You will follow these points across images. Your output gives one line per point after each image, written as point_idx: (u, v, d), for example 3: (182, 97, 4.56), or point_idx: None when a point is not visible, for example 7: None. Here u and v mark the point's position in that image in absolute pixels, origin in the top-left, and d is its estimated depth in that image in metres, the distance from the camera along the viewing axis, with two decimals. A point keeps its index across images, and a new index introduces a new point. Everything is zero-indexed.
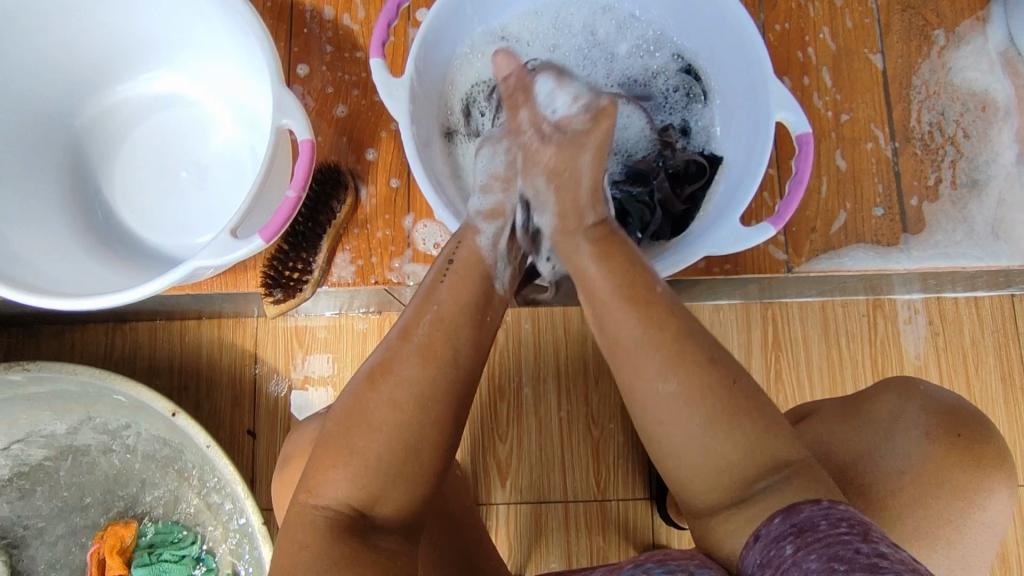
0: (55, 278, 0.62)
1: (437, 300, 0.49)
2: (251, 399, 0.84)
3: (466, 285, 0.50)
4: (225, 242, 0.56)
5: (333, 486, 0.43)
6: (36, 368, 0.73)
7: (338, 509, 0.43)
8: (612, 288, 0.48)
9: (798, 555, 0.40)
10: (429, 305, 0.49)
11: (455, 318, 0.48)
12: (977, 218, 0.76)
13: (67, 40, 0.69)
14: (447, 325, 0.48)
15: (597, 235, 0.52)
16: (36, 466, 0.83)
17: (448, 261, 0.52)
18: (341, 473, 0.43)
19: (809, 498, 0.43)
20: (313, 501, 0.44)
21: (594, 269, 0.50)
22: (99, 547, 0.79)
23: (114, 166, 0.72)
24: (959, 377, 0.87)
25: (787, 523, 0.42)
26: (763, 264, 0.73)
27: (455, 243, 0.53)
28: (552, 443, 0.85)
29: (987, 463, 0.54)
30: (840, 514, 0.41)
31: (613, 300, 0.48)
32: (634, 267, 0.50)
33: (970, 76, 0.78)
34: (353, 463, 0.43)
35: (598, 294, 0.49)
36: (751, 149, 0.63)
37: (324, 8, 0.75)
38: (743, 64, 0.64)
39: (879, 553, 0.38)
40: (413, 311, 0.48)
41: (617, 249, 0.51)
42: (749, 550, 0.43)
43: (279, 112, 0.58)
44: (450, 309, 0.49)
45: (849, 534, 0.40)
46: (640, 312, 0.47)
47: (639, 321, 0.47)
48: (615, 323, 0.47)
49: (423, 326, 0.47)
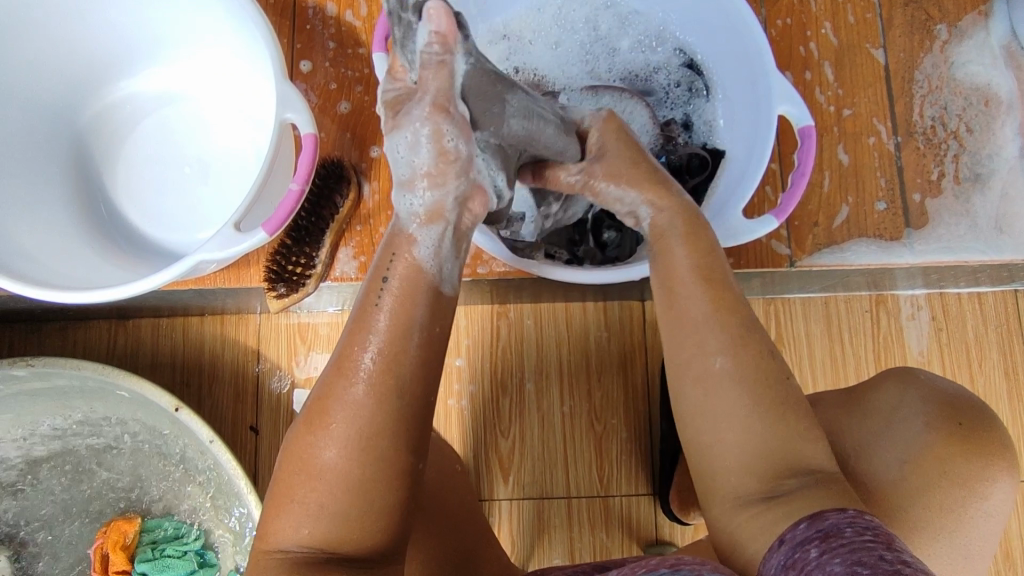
0: (59, 272, 0.62)
1: (374, 328, 0.42)
2: (253, 396, 0.84)
3: (404, 305, 0.43)
4: (227, 236, 0.56)
5: (283, 532, 0.42)
6: (40, 364, 0.73)
7: (293, 551, 0.42)
8: (695, 273, 0.48)
9: (824, 558, 0.39)
10: (365, 336, 0.42)
11: (392, 346, 0.42)
12: (980, 212, 0.76)
13: (72, 36, 0.69)
14: (387, 356, 0.42)
15: (684, 220, 0.50)
16: (39, 463, 0.83)
17: (382, 279, 0.43)
18: (289, 518, 0.42)
19: (834, 507, 0.43)
20: (266, 546, 0.43)
21: (681, 253, 0.49)
22: (104, 541, 0.79)
23: (117, 163, 0.73)
24: (962, 372, 0.87)
25: (813, 529, 0.42)
26: (765, 257, 0.73)
27: (389, 255, 0.44)
28: (555, 438, 0.85)
29: (990, 455, 0.54)
30: (865, 524, 0.41)
31: (692, 283, 0.48)
32: (715, 257, 0.49)
33: (972, 71, 0.78)
34: (295, 513, 0.41)
35: (677, 275, 0.48)
36: (752, 143, 0.63)
37: (327, 5, 0.75)
38: (745, 57, 0.64)
39: (903, 560, 0.38)
40: (347, 340, 0.43)
41: (703, 235, 0.49)
42: (773, 552, 0.43)
43: (281, 106, 0.58)
44: (388, 339, 0.42)
45: (873, 542, 0.39)
46: (717, 295, 0.47)
47: (709, 304, 0.47)
48: (687, 301, 0.47)
49: (361, 360, 0.42)
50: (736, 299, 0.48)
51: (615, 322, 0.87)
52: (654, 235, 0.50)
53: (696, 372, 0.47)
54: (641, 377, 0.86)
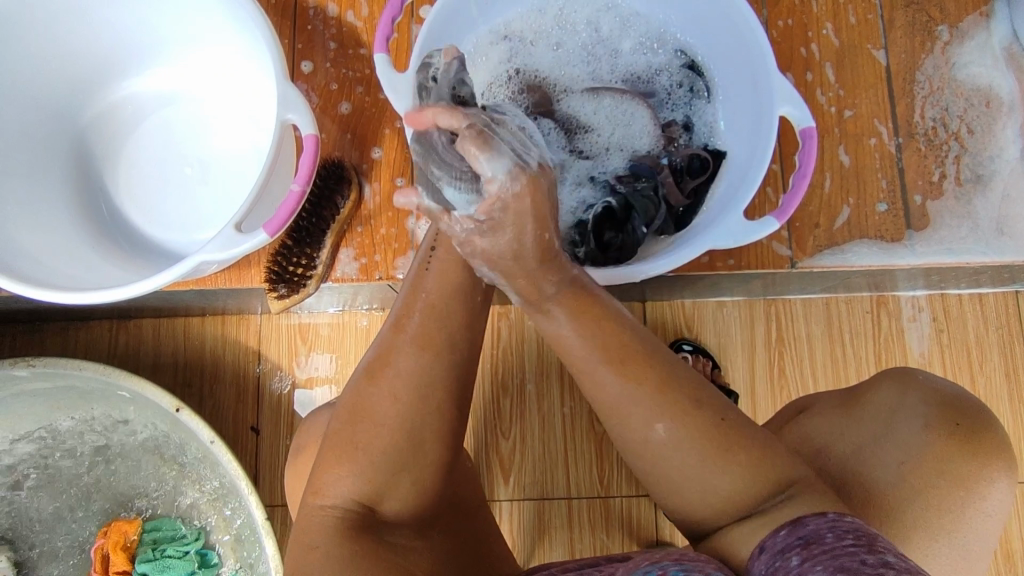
0: (60, 272, 0.62)
1: (427, 288, 0.46)
2: (254, 396, 0.84)
3: (456, 266, 0.47)
4: (229, 237, 0.56)
5: (338, 484, 0.44)
6: (42, 364, 0.73)
7: (348, 505, 0.44)
8: (592, 347, 0.44)
9: (805, 566, 0.39)
10: (419, 294, 0.46)
11: (448, 302, 0.46)
12: (982, 214, 0.76)
13: (74, 37, 0.69)
14: (437, 313, 0.45)
15: (570, 296, 0.45)
16: (40, 463, 0.83)
17: (431, 250, 0.48)
18: (346, 470, 0.44)
19: (815, 512, 0.43)
20: (318, 504, 0.44)
21: (568, 330, 0.45)
22: (104, 542, 0.79)
23: (117, 164, 0.73)
24: (963, 373, 0.87)
25: (793, 536, 0.41)
26: (767, 259, 0.73)
27: (432, 237, 0.49)
28: (556, 439, 0.85)
29: (992, 457, 0.54)
30: (847, 527, 0.41)
31: (591, 357, 0.44)
32: (615, 323, 0.45)
33: (973, 72, 0.78)
34: (354, 462, 0.44)
35: (572, 354, 0.45)
36: (753, 145, 0.63)
37: (328, 6, 0.75)
38: (746, 59, 0.64)
39: (884, 563, 0.38)
40: (403, 304, 0.46)
41: (593, 303, 0.45)
42: (754, 559, 0.42)
43: (283, 107, 0.58)
44: (439, 297, 0.46)
45: (855, 546, 0.39)
46: (618, 365, 0.44)
47: (619, 376, 0.44)
48: (594, 376, 0.44)
49: (420, 310, 0.45)
50: (656, 359, 0.45)
51: None
52: (529, 306, 0.45)
53: (637, 450, 0.45)
54: None
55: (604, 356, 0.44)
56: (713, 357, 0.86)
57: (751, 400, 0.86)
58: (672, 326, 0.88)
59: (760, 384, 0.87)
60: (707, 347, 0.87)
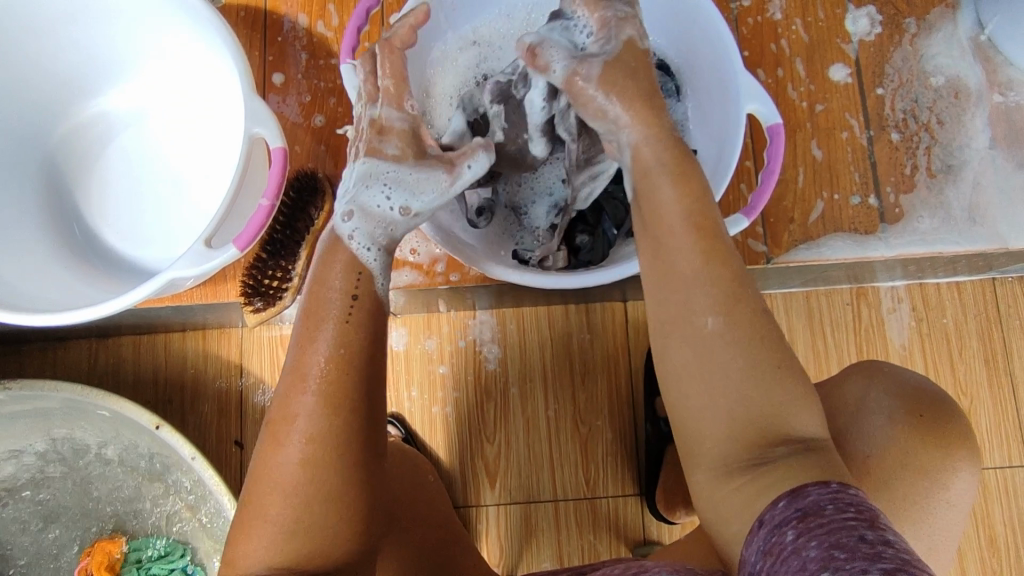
0: (31, 294, 0.62)
1: (325, 341, 0.43)
2: (237, 410, 0.84)
3: (357, 326, 0.44)
4: (199, 253, 0.56)
5: (250, 556, 0.42)
6: (17, 387, 0.72)
7: (262, 575, 0.42)
8: (683, 217, 0.44)
9: (798, 541, 0.38)
10: (315, 348, 0.43)
11: (341, 362, 0.43)
12: (955, 204, 0.76)
13: (41, 58, 0.69)
14: (337, 370, 0.43)
15: (673, 160, 0.46)
16: (20, 487, 0.83)
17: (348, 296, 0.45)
18: (258, 538, 0.42)
19: (817, 482, 0.41)
20: (235, 572, 0.43)
21: (667, 200, 0.45)
22: (88, 563, 0.78)
23: (89, 182, 0.72)
24: (944, 363, 0.87)
25: (792, 508, 0.40)
26: (743, 256, 0.74)
27: (356, 274, 0.46)
28: (541, 442, 0.85)
29: (967, 446, 0.55)
30: (848, 499, 0.39)
31: (682, 232, 0.44)
32: (703, 199, 0.45)
33: (941, 63, 0.78)
34: (265, 530, 0.42)
35: (664, 223, 0.45)
36: (722, 143, 0.63)
37: (298, 16, 0.75)
38: (711, 57, 0.64)
39: (885, 541, 0.36)
40: (297, 366, 0.43)
41: (705, 214, 0.45)
42: (752, 536, 0.41)
43: (251, 120, 0.58)
44: (341, 352, 0.43)
45: (855, 519, 0.38)
46: (705, 243, 0.44)
47: (700, 255, 0.44)
48: (677, 252, 0.44)
49: (314, 370, 0.43)
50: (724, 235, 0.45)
51: (597, 324, 0.87)
52: (637, 170, 0.47)
53: (681, 333, 0.44)
54: (625, 379, 0.86)
55: (683, 208, 0.45)
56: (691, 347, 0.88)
57: None
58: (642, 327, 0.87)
59: None
60: None
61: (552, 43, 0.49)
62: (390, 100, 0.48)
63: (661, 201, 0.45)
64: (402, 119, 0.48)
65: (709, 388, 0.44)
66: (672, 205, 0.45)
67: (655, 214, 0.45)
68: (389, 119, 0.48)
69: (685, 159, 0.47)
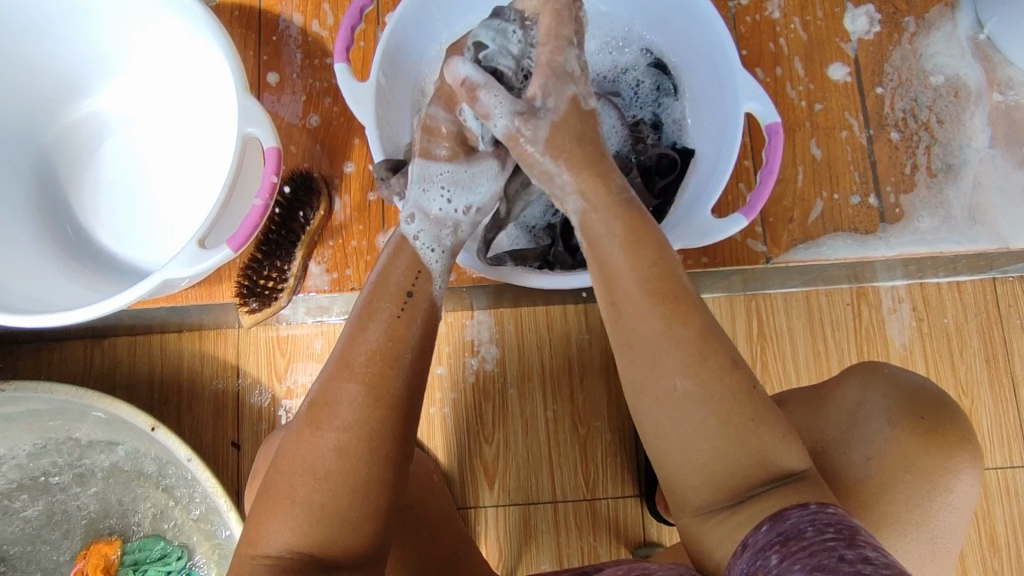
0: (25, 294, 0.61)
1: (371, 335, 0.45)
2: (234, 412, 0.84)
3: (407, 322, 0.46)
4: (193, 253, 0.56)
5: (271, 535, 0.43)
6: (12, 388, 0.72)
7: (282, 555, 0.42)
8: (639, 283, 0.44)
9: (783, 565, 0.39)
10: (361, 336, 0.45)
11: (387, 356, 0.44)
12: (955, 203, 0.76)
13: (35, 57, 0.68)
14: (382, 358, 0.44)
15: (625, 217, 0.46)
16: (16, 488, 0.82)
17: (403, 293, 0.47)
18: (279, 517, 0.43)
19: (796, 504, 0.42)
20: (252, 552, 0.43)
21: (621, 264, 0.45)
22: (84, 565, 0.78)
23: (84, 183, 0.72)
24: (944, 363, 0.87)
25: (774, 532, 0.41)
26: (742, 256, 0.73)
27: (416, 271, 0.48)
28: (539, 444, 0.84)
29: (968, 447, 0.54)
30: (827, 520, 0.40)
31: (640, 299, 0.44)
32: (660, 256, 0.45)
33: (941, 62, 0.78)
34: (286, 511, 0.43)
35: (621, 290, 0.45)
36: (720, 142, 0.62)
37: (293, 16, 0.74)
38: (709, 55, 0.63)
39: (864, 558, 0.37)
40: (346, 348, 0.45)
41: (665, 273, 0.45)
42: (736, 559, 0.42)
43: (243, 119, 0.57)
44: (383, 342, 0.45)
45: (834, 540, 0.38)
46: (666, 307, 0.44)
47: (663, 320, 0.44)
48: (637, 321, 0.44)
49: (359, 360, 0.44)
50: (686, 295, 0.45)
51: (595, 324, 0.86)
52: (588, 236, 0.47)
53: (649, 387, 0.44)
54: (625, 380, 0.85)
55: (639, 274, 0.45)
56: None
57: None
58: None
59: None
60: None
61: (497, 88, 0.46)
62: (440, 101, 0.49)
63: (616, 264, 0.45)
64: (448, 121, 0.49)
65: (704, 390, 0.43)
66: (629, 268, 0.45)
67: (613, 277, 0.45)
68: (435, 120, 0.49)
69: (639, 215, 0.47)
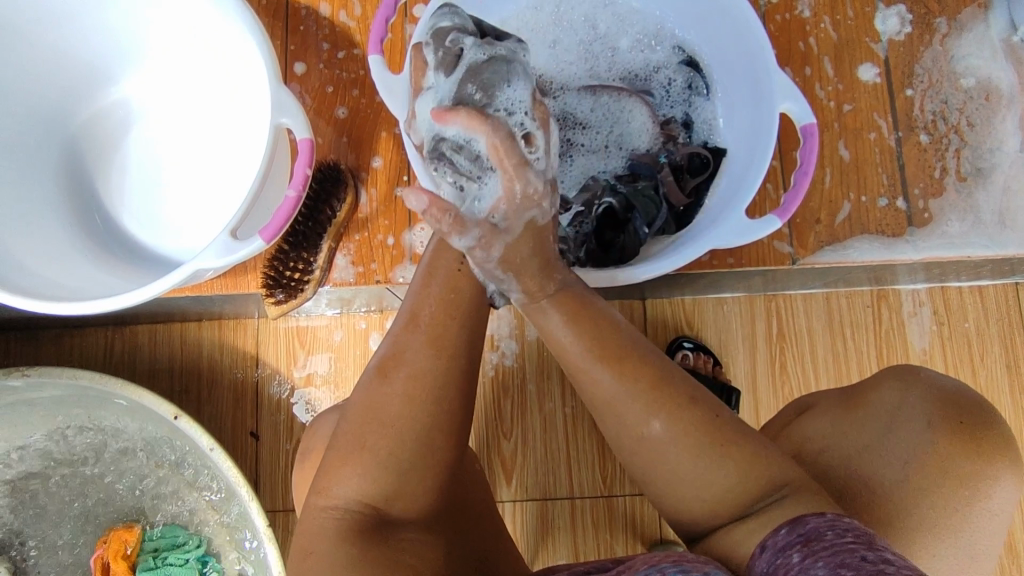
0: (52, 281, 0.61)
1: (443, 280, 0.46)
2: (253, 402, 0.84)
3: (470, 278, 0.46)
4: (226, 243, 0.55)
5: (343, 486, 0.43)
6: (37, 374, 0.72)
7: (352, 508, 0.43)
8: (583, 348, 0.44)
9: (806, 562, 0.39)
10: (432, 286, 0.46)
11: (458, 302, 0.45)
12: (984, 207, 0.75)
13: (64, 43, 0.68)
14: (452, 304, 0.45)
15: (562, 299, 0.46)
16: (37, 473, 0.83)
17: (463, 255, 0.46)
18: (345, 477, 0.43)
19: (813, 511, 0.42)
20: (324, 502, 0.44)
21: (563, 337, 0.45)
22: (104, 551, 0.78)
23: (110, 170, 0.72)
24: (964, 367, 0.86)
25: (794, 534, 0.41)
26: (768, 257, 0.73)
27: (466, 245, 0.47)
28: (557, 440, 0.84)
29: (999, 454, 0.54)
30: (846, 526, 0.41)
31: (584, 361, 0.44)
32: (608, 327, 0.45)
33: (972, 64, 0.77)
34: (345, 481, 0.43)
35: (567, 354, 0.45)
36: (753, 144, 0.62)
37: (320, 5, 0.74)
38: (743, 54, 0.63)
39: (884, 559, 0.37)
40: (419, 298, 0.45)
41: (609, 335, 0.45)
42: (755, 559, 0.42)
43: (277, 111, 0.57)
44: (453, 295, 0.45)
45: (855, 542, 0.39)
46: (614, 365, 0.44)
47: (611, 374, 0.44)
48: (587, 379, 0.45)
49: (426, 313, 0.45)
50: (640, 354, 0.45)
51: None
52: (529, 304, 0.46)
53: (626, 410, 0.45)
54: None
55: (588, 347, 0.44)
56: (713, 353, 0.86)
57: (753, 390, 0.86)
58: (673, 324, 0.87)
59: (761, 379, 0.87)
60: (707, 343, 0.87)
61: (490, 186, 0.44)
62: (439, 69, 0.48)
63: (566, 343, 0.45)
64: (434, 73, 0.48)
65: None
66: (577, 345, 0.45)
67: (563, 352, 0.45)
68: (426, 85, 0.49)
69: (577, 296, 0.46)
